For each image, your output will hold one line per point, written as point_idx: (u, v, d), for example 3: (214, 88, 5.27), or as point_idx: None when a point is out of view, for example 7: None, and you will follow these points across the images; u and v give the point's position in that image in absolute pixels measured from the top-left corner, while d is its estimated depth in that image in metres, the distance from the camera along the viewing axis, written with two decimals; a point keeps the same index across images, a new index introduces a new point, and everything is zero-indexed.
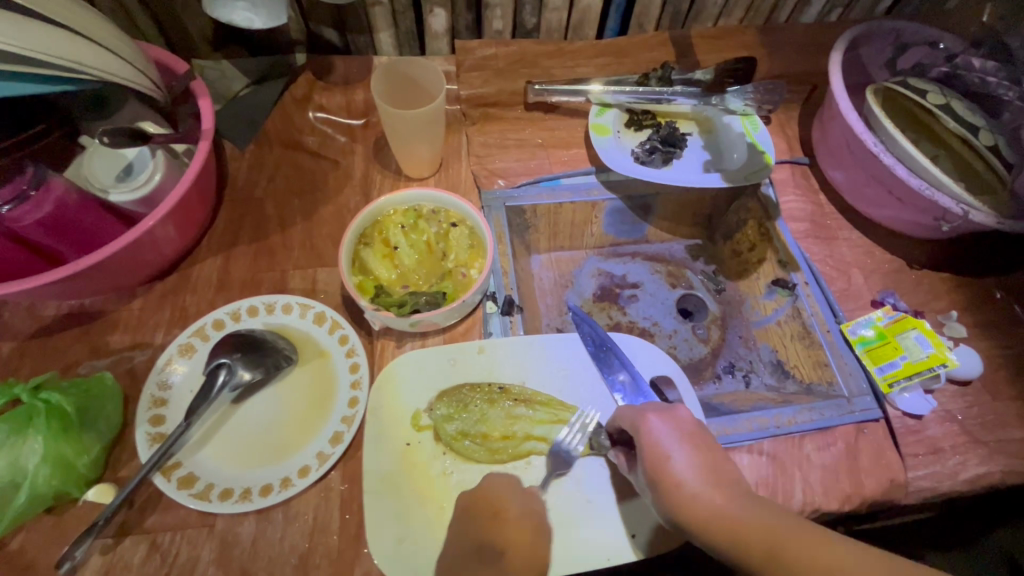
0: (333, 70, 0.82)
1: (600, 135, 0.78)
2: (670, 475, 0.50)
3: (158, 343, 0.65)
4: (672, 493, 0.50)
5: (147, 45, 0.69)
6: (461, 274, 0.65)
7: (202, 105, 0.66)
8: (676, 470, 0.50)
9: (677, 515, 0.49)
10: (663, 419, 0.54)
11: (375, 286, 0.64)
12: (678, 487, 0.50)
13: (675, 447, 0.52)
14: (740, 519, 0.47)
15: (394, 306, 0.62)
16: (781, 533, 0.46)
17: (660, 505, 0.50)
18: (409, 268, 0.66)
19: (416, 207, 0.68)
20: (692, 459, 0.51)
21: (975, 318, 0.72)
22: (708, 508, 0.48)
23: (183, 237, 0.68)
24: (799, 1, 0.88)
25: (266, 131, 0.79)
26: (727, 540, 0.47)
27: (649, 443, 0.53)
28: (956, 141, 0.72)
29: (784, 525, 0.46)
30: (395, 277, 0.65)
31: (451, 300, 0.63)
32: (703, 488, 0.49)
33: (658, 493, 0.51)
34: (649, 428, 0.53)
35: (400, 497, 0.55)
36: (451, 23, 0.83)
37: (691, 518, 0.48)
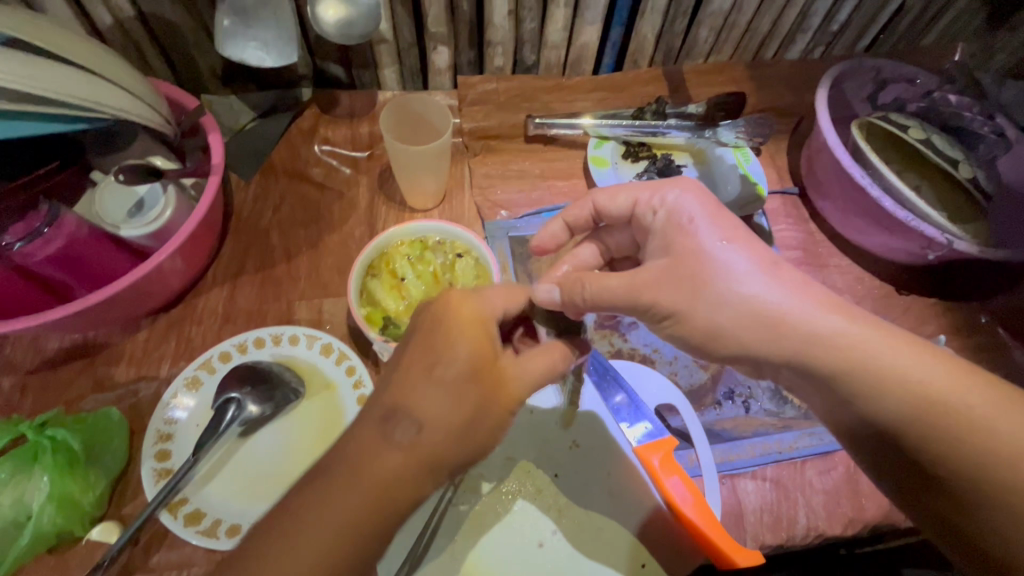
0: (339, 105, 0.85)
1: (598, 167, 0.81)
2: (705, 266, 0.49)
3: (163, 376, 0.65)
4: (697, 279, 0.49)
5: (158, 81, 0.71)
6: None
7: (213, 140, 0.68)
8: (717, 264, 0.49)
9: (705, 305, 0.48)
10: (694, 202, 0.52)
11: (384, 317, 0.64)
12: (710, 269, 0.49)
13: (706, 229, 0.50)
14: (773, 308, 0.47)
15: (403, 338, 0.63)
16: (810, 312, 0.47)
17: (682, 300, 0.49)
18: (416, 300, 0.66)
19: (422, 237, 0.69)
20: (727, 241, 0.50)
21: (962, 342, 0.74)
22: (745, 296, 0.48)
23: (190, 269, 0.68)
24: (783, 40, 0.93)
25: (271, 163, 0.80)
26: (765, 329, 0.47)
27: (674, 234, 0.51)
28: (938, 173, 0.76)
29: (811, 304, 0.47)
30: (403, 307, 0.65)
31: None
32: (739, 272, 0.48)
33: (680, 283, 0.49)
34: (671, 214, 0.52)
35: (411, 529, 0.56)
36: (454, 59, 0.86)
37: (725, 315, 0.48)
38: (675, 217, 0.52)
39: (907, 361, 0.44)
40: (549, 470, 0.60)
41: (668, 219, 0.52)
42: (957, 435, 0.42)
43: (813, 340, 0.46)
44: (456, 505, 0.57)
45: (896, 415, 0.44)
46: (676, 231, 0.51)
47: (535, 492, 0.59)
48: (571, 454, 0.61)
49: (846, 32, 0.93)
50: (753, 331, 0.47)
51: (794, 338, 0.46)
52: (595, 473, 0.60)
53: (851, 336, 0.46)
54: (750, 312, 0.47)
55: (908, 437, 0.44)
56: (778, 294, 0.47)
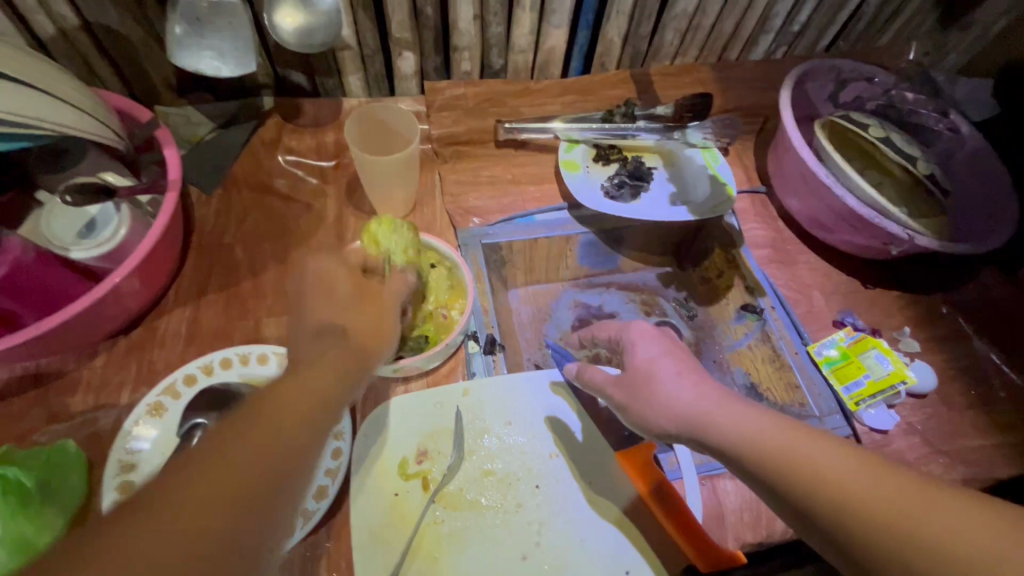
0: (302, 114, 0.82)
1: (571, 172, 0.80)
2: (645, 377, 0.53)
3: (124, 403, 0.62)
4: (642, 387, 0.53)
5: (107, 93, 0.68)
6: (443, 315, 0.66)
7: (169, 155, 0.65)
8: (657, 375, 0.52)
9: (647, 407, 0.52)
10: (642, 330, 0.56)
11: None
12: (651, 381, 0.52)
13: (647, 351, 0.54)
14: (693, 410, 0.49)
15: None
16: (731, 413, 0.48)
17: (622, 400, 0.54)
18: None
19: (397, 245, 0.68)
20: (664, 362, 0.53)
21: (926, 333, 0.77)
22: (673, 400, 0.50)
23: (148, 290, 0.65)
24: (747, 41, 0.95)
25: (233, 175, 0.77)
26: (689, 428, 0.49)
27: (629, 352, 0.56)
28: (898, 170, 0.78)
29: (731, 407, 0.48)
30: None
31: (434, 343, 0.64)
32: (670, 382, 0.51)
33: (624, 392, 0.54)
34: (629, 337, 0.57)
35: (390, 551, 0.55)
36: (420, 65, 0.84)
37: (656, 414, 0.51)
38: (630, 344, 0.56)
39: (813, 448, 0.43)
40: (529, 481, 0.59)
41: (628, 339, 0.56)
42: (883, 518, 0.39)
43: (727, 433, 0.47)
44: (436, 522, 0.56)
45: (852, 526, 0.39)
46: (631, 346, 0.56)
47: (516, 505, 0.58)
48: (550, 464, 0.60)
49: (806, 32, 0.95)
50: (681, 430, 0.50)
51: (743, 453, 0.46)
52: (575, 483, 0.59)
53: (798, 443, 0.44)
54: (678, 414, 0.50)
55: (828, 520, 0.41)
56: (713, 407, 0.49)
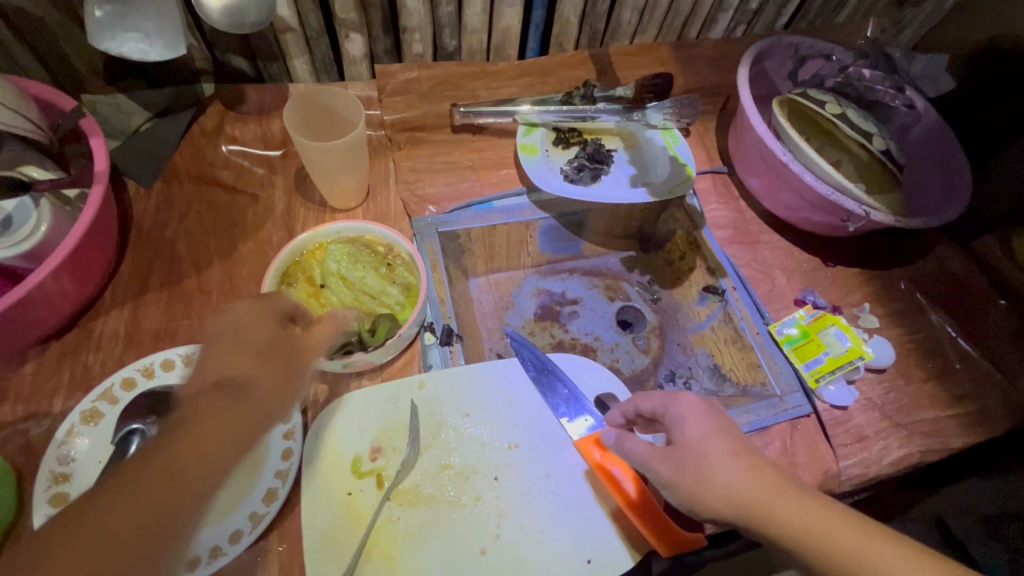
0: (246, 100, 0.78)
1: (528, 156, 0.78)
2: (698, 463, 0.48)
3: (58, 411, 0.59)
4: (696, 467, 0.48)
5: (24, 80, 0.63)
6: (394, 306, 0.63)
7: (95, 146, 0.61)
8: (708, 457, 0.48)
9: (704, 492, 0.48)
10: (693, 404, 0.52)
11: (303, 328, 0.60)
12: (704, 464, 0.48)
13: (701, 430, 0.50)
14: (744, 497, 0.47)
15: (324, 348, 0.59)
16: (784, 501, 0.46)
17: (673, 480, 0.49)
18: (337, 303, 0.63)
19: (353, 236, 0.65)
20: (718, 444, 0.49)
21: (884, 309, 0.77)
22: (726, 485, 0.47)
23: (80, 291, 0.62)
24: (706, 19, 0.93)
25: (173, 167, 0.73)
26: (747, 515, 0.47)
27: (674, 429, 0.51)
28: (855, 146, 0.78)
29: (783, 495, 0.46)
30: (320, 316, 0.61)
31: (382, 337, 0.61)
32: (723, 467, 0.48)
33: (675, 471, 0.49)
34: (675, 411, 0.52)
35: (344, 552, 0.53)
36: (369, 47, 0.81)
37: (711, 499, 0.47)
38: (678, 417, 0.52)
39: (865, 546, 0.43)
40: (487, 474, 0.58)
41: (674, 415, 0.52)
42: None
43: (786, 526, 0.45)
44: (391, 520, 0.54)
45: None
46: (677, 422, 0.51)
47: (475, 498, 0.56)
48: (509, 455, 0.59)
49: (765, 9, 0.94)
50: (736, 518, 0.47)
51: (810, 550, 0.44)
52: (534, 474, 0.58)
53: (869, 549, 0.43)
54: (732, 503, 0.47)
55: None
56: (774, 497, 0.46)
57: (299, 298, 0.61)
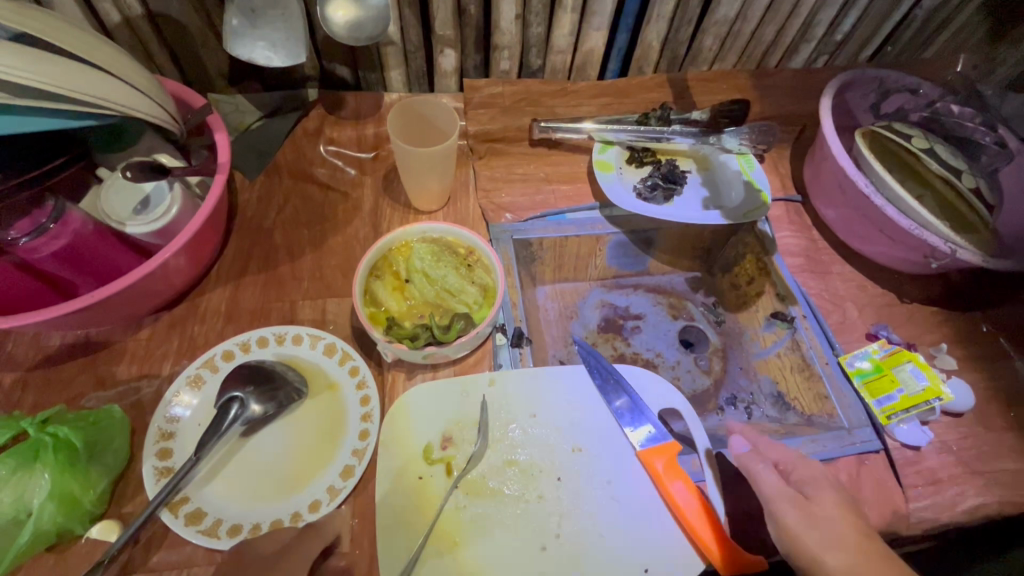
0: (345, 105, 0.85)
1: (603, 172, 0.81)
2: (830, 527, 0.51)
3: (165, 374, 0.65)
4: (829, 525, 0.51)
5: (166, 79, 0.71)
6: (471, 308, 0.65)
7: (219, 140, 0.68)
8: (836, 528, 0.51)
9: (823, 553, 0.50)
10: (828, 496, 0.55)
11: (387, 318, 0.64)
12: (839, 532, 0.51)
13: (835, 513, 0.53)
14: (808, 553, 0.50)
15: (406, 339, 0.62)
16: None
17: (799, 530, 0.51)
18: (420, 300, 0.66)
19: (438, 238, 0.69)
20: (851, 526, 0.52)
21: (963, 351, 0.75)
22: (842, 558, 0.49)
23: (193, 268, 0.68)
24: (787, 48, 0.94)
25: (277, 163, 0.80)
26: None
27: (805, 488, 0.55)
28: (940, 182, 0.76)
29: (885, 564, 0.49)
30: (403, 308, 0.65)
31: (459, 335, 0.63)
32: (845, 536, 0.50)
33: (804, 522, 0.52)
34: (806, 472, 0.56)
35: (411, 532, 0.55)
36: (460, 63, 0.86)
37: (836, 568, 0.49)
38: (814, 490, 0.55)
39: None
40: (552, 474, 0.60)
41: (805, 476, 0.55)
42: None
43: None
44: (458, 508, 0.57)
45: None
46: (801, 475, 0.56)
47: (538, 495, 0.58)
48: (573, 458, 0.61)
49: (849, 41, 0.94)
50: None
51: None
52: (595, 481, 0.59)
53: None
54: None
55: None
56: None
57: (386, 291, 0.64)
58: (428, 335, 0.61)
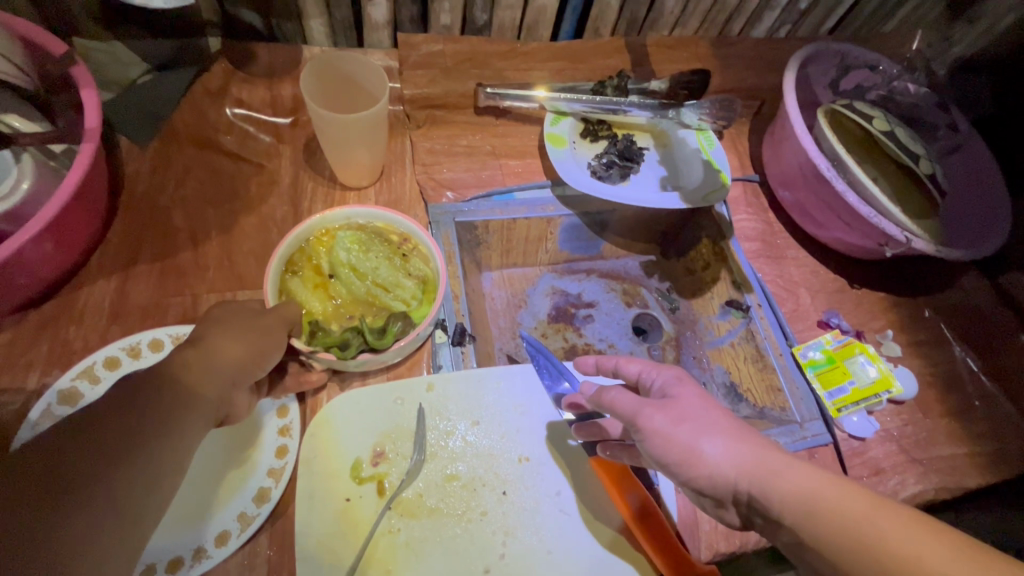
0: (256, 60, 0.72)
1: (555, 147, 0.73)
2: (699, 419, 0.45)
3: (33, 387, 0.54)
4: (696, 416, 0.45)
5: (11, 17, 0.54)
6: (409, 305, 0.57)
7: (86, 97, 0.55)
8: (702, 418, 0.45)
9: (698, 444, 0.44)
10: (685, 383, 0.48)
11: (309, 322, 0.55)
12: (703, 425, 0.44)
13: (700, 404, 0.46)
14: (685, 448, 0.44)
15: (334, 347, 0.54)
16: (819, 494, 0.40)
17: (669, 431, 0.44)
18: (348, 299, 0.57)
19: (364, 224, 0.60)
20: (713, 413, 0.46)
21: (908, 337, 0.75)
22: (719, 445, 0.44)
23: (62, 257, 0.56)
24: (751, 16, 0.88)
25: (172, 127, 0.67)
26: (766, 487, 0.42)
27: (668, 390, 0.48)
28: (896, 166, 0.74)
29: (774, 453, 0.43)
30: (328, 308, 0.56)
31: (394, 338, 0.55)
32: (717, 422, 0.45)
33: (672, 421, 0.45)
34: (667, 374, 0.49)
35: (337, 563, 0.49)
36: (393, 14, 0.75)
37: (714, 456, 0.43)
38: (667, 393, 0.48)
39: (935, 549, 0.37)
40: (496, 487, 0.54)
41: (666, 378, 0.49)
42: None
43: (781, 491, 0.41)
44: (392, 532, 0.51)
45: None
46: (661, 381, 0.49)
47: (481, 512, 0.53)
48: (520, 468, 0.56)
49: (812, 11, 0.89)
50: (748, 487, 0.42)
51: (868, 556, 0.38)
52: (546, 491, 0.55)
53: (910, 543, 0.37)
54: (723, 484, 0.43)
55: None
56: (795, 473, 0.42)
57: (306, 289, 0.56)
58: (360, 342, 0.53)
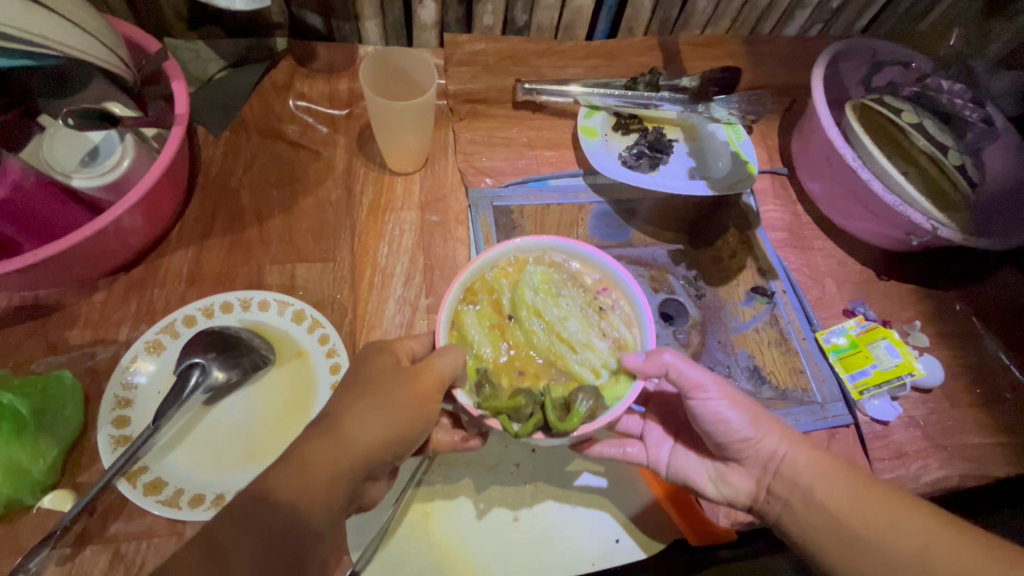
0: (317, 58, 0.80)
1: (588, 138, 0.77)
2: (745, 410, 0.51)
3: (122, 339, 0.61)
4: (742, 403, 0.51)
5: (117, 20, 0.65)
6: (593, 371, 0.52)
7: (176, 88, 0.63)
8: (748, 410, 0.51)
9: (743, 428, 0.51)
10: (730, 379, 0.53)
11: (479, 367, 0.52)
12: (749, 412, 0.51)
13: (742, 400, 0.52)
14: (723, 420, 0.51)
15: (503, 413, 0.48)
16: (825, 482, 0.49)
17: (724, 411, 0.51)
18: (525, 348, 0.54)
19: (560, 260, 0.57)
20: (751, 407, 0.52)
21: (936, 328, 0.75)
22: (756, 432, 0.51)
23: (151, 229, 0.64)
24: (782, 15, 0.91)
25: (242, 117, 0.75)
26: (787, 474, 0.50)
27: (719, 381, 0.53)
28: (925, 158, 0.75)
29: (801, 444, 0.51)
30: (502, 357, 0.53)
31: (574, 420, 0.47)
32: (757, 413, 0.52)
33: (728, 405, 0.51)
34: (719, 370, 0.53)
35: (381, 502, 0.55)
36: (441, 16, 0.81)
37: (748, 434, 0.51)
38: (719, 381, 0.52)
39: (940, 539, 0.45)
40: (525, 445, 0.60)
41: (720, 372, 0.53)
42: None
43: (804, 475, 0.49)
44: (431, 478, 0.57)
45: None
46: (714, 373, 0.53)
47: (514, 465, 0.59)
48: None
49: (844, 10, 0.91)
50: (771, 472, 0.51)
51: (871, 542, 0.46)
52: None
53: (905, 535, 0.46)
54: (760, 456, 0.51)
55: None
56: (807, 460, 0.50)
57: (480, 332, 0.53)
58: (538, 418, 0.47)
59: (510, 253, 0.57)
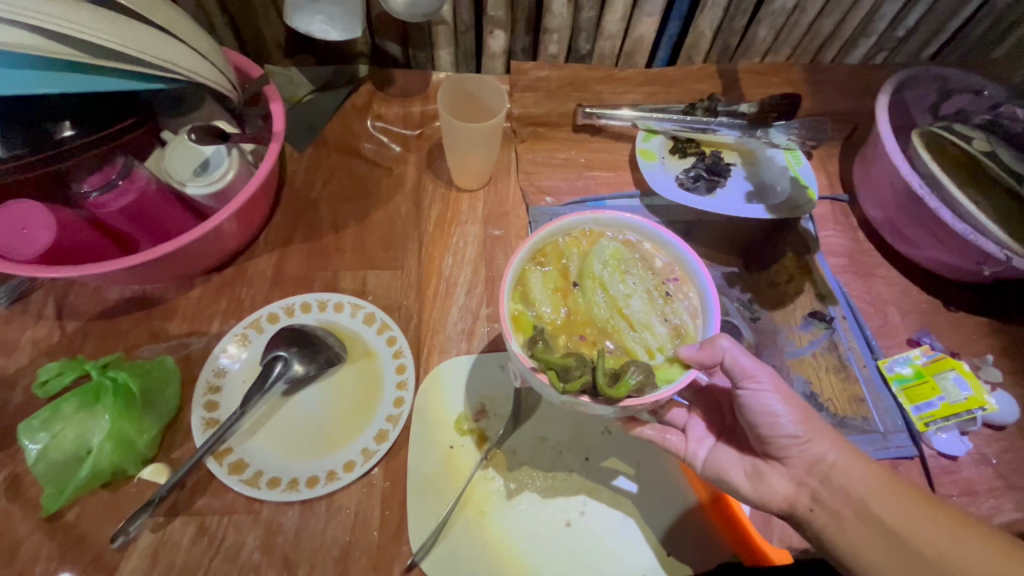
0: (393, 83, 0.86)
1: (646, 159, 0.80)
2: (795, 410, 0.52)
3: (214, 332, 0.68)
4: (795, 405, 0.52)
5: (228, 50, 0.73)
6: (646, 351, 0.51)
7: (275, 109, 0.70)
8: (797, 410, 0.52)
9: (792, 427, 0.51)
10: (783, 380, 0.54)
11: (534, 324, 0.51)
12: (797, 412, 0.52)
13: (794, 401, 0.52)
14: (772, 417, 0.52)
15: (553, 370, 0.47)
16: (882, 499, 0.49)
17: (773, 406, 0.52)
18: (584, 314, 0.53)
19: (634, 240, 0.56)
20: (801, 410, 0.52)
21: (1010, 363, 0.72)
22: (805, 433, 0.51)
23: (244, 233, 0.71)
24: (844, 44, 0.91)
25: (325, 136, 0.82)
26: (839, 483, 0.50)
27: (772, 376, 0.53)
28: (999, 187, 0.73)
29: (857, 458, 0.51)
30: (561, 320, 0.52)
31: (621, 389, 0.45)
32: (807, 416, 0.52)
33: (777, 402, 0.52)
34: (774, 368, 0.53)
35: (440, 497, 0.59)
36: (509, 44, 0.86)
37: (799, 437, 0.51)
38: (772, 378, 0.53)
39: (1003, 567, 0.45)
40: (580, 453, 0.62)
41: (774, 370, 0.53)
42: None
43: (853, 484, 0.50)
44: (487, 479, 0.60)
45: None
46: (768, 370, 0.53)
47: (567, 472, 0.61)
48: (603, 438, 0.63)
49: (911, 38, 0.91)
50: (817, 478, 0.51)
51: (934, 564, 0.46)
52: (625, 461, 0.62)
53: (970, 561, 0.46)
54: (807, 458, 0.51)
55: None
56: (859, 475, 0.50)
57: (543, 289, 0.52)
58: (587, 380, 0.45)
59: (585, 225, 0.56)
